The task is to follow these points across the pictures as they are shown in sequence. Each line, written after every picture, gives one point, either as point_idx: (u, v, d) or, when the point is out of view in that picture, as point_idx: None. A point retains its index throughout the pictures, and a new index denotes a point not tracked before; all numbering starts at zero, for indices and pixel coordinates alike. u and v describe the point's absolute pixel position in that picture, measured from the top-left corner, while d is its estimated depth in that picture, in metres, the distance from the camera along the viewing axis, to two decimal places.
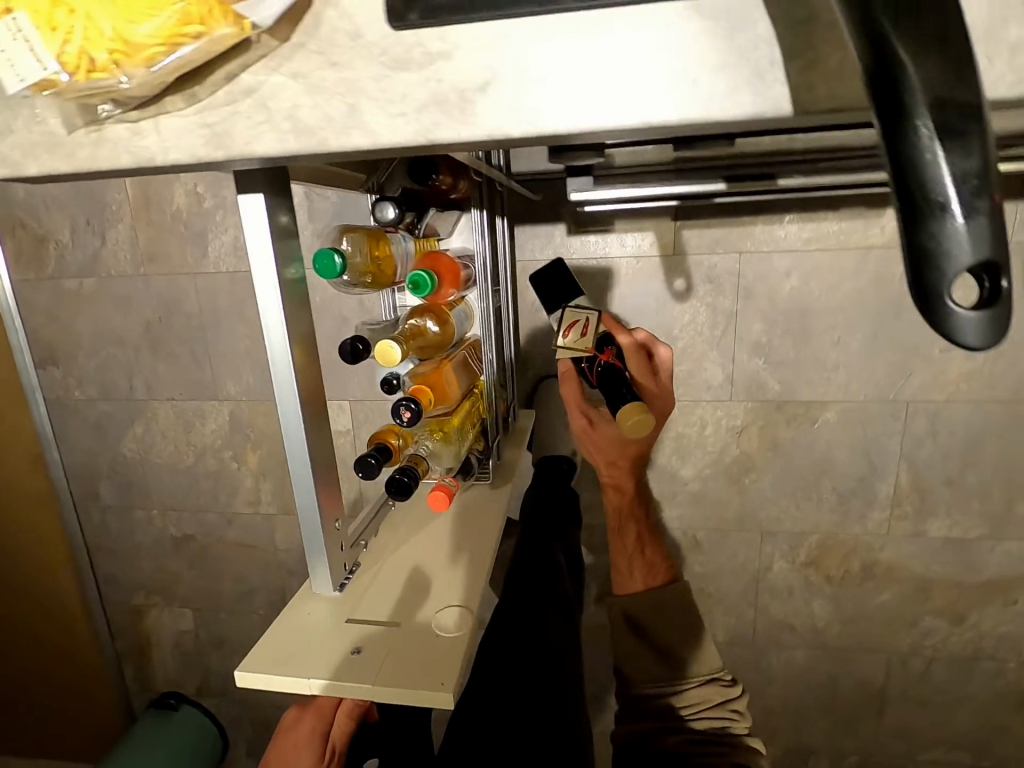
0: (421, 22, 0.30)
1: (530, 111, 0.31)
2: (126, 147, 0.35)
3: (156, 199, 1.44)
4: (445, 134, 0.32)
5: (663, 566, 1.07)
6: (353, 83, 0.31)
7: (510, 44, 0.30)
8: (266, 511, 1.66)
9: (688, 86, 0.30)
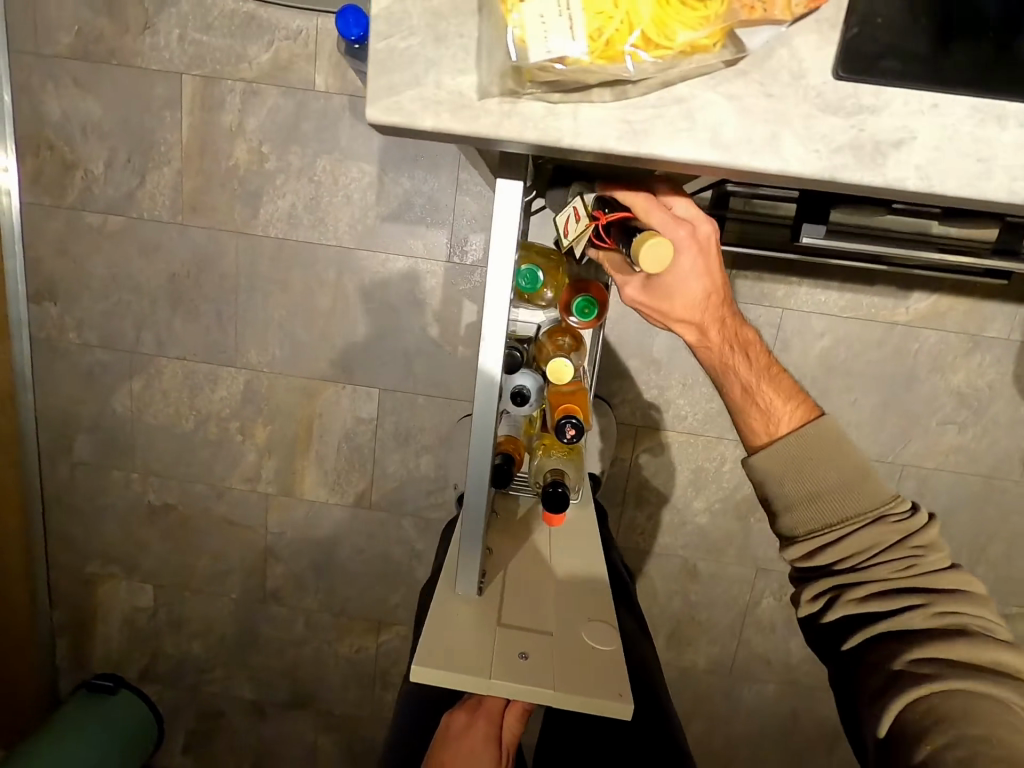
0: (864, 84, 0.48)
1: (920, 168, 0.49)
2: (557, 121, 0.50)
3: (213, 150, 1.37)
4: (848, 170, 0.49)
5: (785, 395, 0.81)
6: (785, 115, 0.48)
7: (920, 119, 0.48)
8: (264, 490, 1.58)
9: (993, 177, 0.49)
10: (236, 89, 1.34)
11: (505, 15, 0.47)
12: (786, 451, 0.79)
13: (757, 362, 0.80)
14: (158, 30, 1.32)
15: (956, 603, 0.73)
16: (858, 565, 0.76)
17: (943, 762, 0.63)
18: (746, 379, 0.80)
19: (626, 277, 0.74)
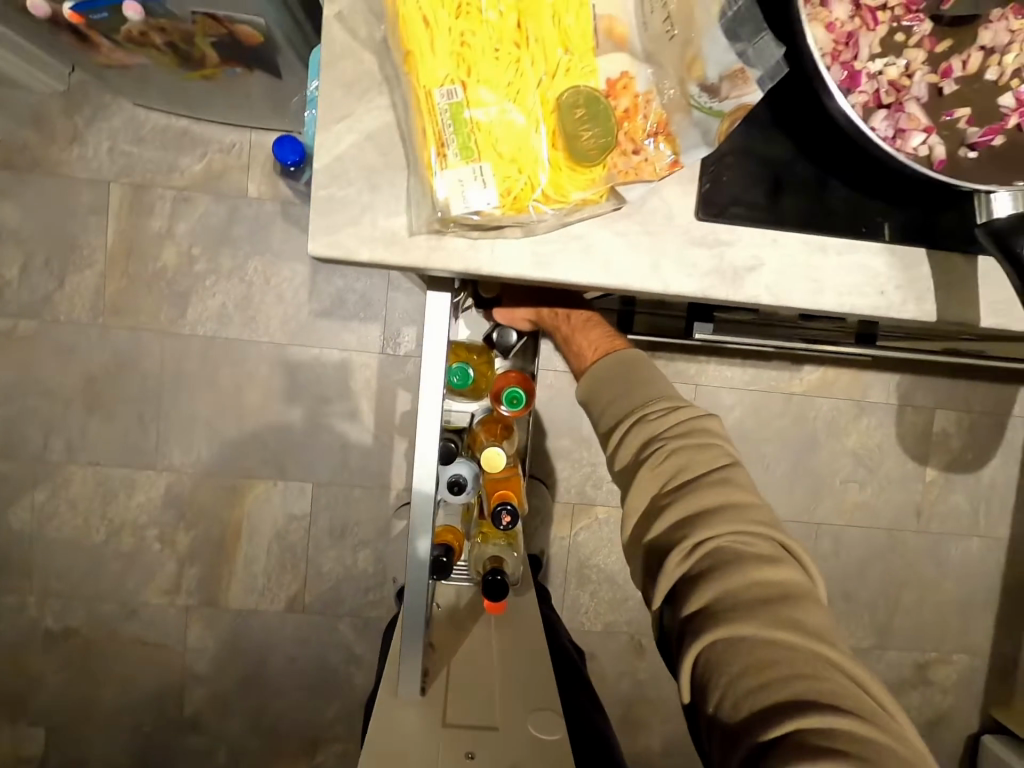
0: (721, 223, 0.58)
1: (769, 288, 0.59)
2: (474, 254, 0.56)
3: (141, 253, 1.38)
4: (714, 291, 0.58)
5: (600, 341, 0.81)
6: (663, 248, 0.57)
7: (768, 249, 0.59)
8: (183, 604, 1.46)
9: (835, 292, 0.59)
10: (166, 196, 1.38)
11: (429, 178, 0.51)
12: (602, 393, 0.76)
13: (586, 334, 0.83)
14: (87, 142, 1.35)
15: (741, 527, 0.59)
16: (648, 509, 0.64)
17: (720, 726, 0.52)
18: (567, 330, 0.84)
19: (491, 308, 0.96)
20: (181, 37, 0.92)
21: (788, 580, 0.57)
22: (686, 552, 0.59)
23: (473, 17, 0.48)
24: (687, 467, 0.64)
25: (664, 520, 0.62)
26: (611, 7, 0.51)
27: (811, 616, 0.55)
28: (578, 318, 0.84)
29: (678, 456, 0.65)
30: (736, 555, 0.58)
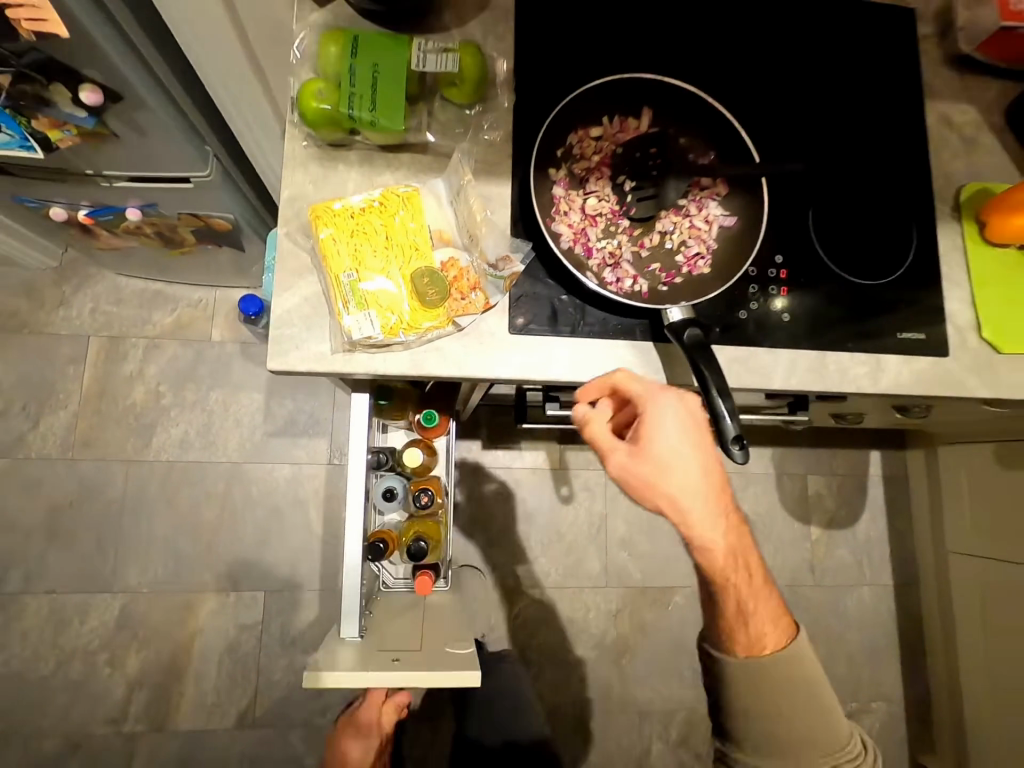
0: (547, 325, 0.70)
1: (596, 371, 0.70)
2: (365, 364, 0.66)
3: (113, 393, 1.59)
4: (553, 376, 0.69)
5: (774, 616, 0.64)
6: (508, 345, 0.69)
7: (590, 339, 0.71)
8: (129, 731, 1.47)
9: (649, 368, 0.72)
10: (139, 344, 1.62)
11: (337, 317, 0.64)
12: (756, 671, 0.62)
13: (738, 527, 0.60)
14: (72, 305, 1.61)
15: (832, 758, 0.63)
16: (769, 741, 0.63)
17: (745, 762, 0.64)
18: (744, 601, 0.61)
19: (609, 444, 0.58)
20: (166, 228, 1.22)
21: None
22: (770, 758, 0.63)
23: (357, 234, 0.64)
24: (809, 712, 0.63)
25: (772, 744, 0.63)
26: (440, 220, 0.67)
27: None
28: (754, 573, 0.62)
29: (781, 709, 0.63)
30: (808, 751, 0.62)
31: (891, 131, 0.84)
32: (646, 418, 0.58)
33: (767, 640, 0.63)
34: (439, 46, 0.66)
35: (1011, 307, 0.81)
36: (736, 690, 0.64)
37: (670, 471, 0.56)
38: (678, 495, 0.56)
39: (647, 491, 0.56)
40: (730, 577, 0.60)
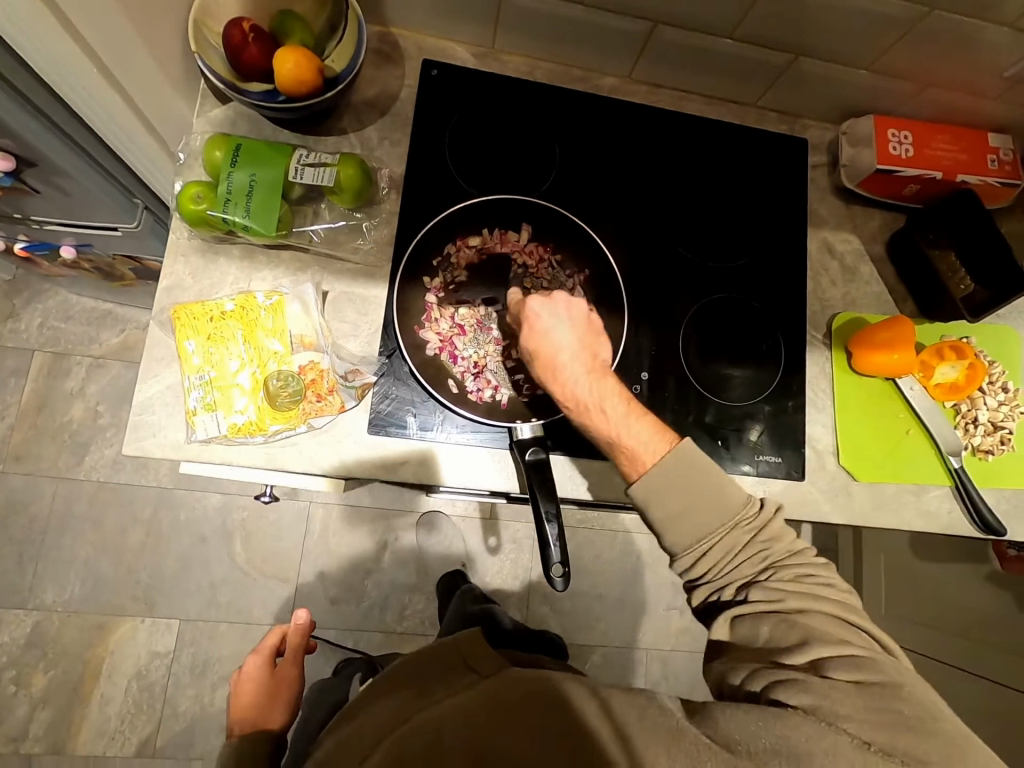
0: (394, 428, 0.72)
1: (437, 474, 0.73)
2: (217, 453, 0.69)
3: (53, 408, 1.49)
4: (396, 474, 0.72)
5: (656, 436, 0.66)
6: (356, 443, 0.72)
7: (435, 442, 0.73)
8: (26, 753, 1.37)
9: (490, 473, 0.74)
10: (83, 362, 1.52)
11: (189, 417, 0.67)
12: (648, 492, 0.65)
13: (611, 392, 0.67)
14: (21, 318, 1.51)
15: (735, 526, 0.64)
16: (671, 530, 0.64)
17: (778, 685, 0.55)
18: (612, 430, 0.66)
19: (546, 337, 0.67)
20: (103, 263, 1.22)
21: (778, 559, 0.63)
22: (691, 554, 0.64)
23: (216, 337, 0.69)
24: (704, 502, 0.64)
25: (679, 524, 0.64)
26: (303, 326, 0.72)
27: (801, 565, 0.63)
28: (619, 405, 0.66)
29: (678, 488, 0.64)
30: (732, 565, 0.64)
31: (770, 255, 0.88)
32: (523, 311, 0.67)
33: (651, 449, 0.66)
34: (318, 160, 0.71)
35: (871, 436, 0.84)
36: (643, 518, 0.66)
37: (557, 349, 0.66)
38: (555, 370, 0.66)
39: (546, 373, 0.67)
40: (596, 419, 0.66)
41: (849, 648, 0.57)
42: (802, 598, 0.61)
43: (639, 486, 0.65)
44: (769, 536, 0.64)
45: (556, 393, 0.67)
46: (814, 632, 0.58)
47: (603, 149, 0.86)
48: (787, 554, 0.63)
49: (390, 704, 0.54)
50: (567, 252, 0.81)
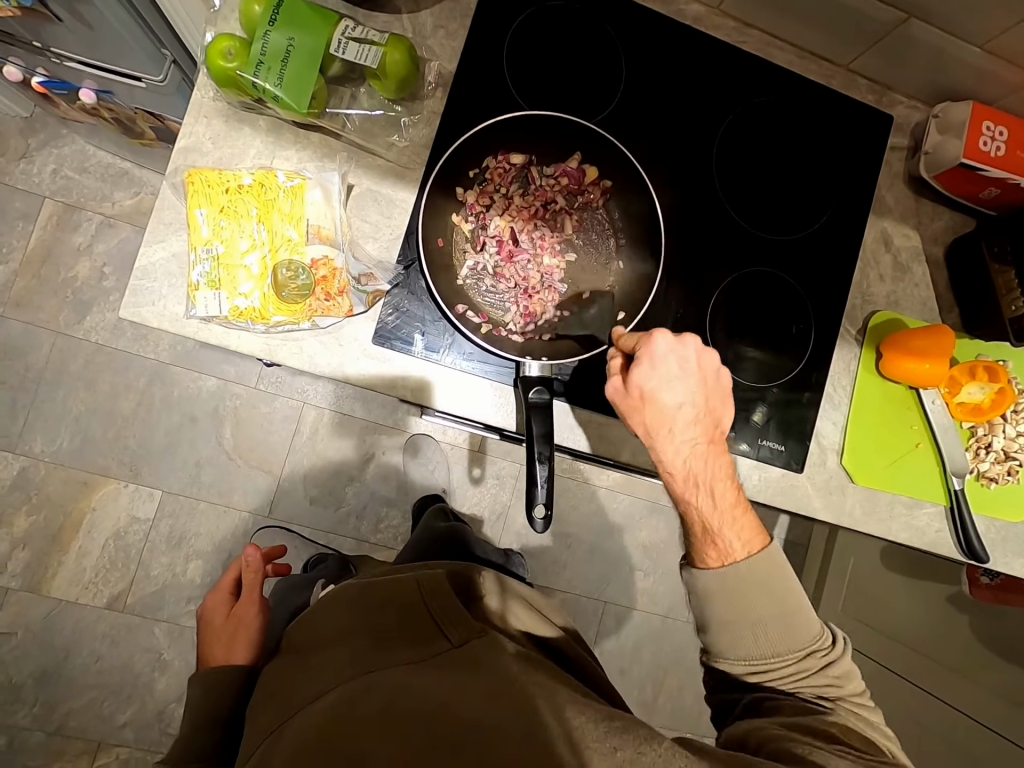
0: (397, 344, 0.70)
1: (434, 396, 0.71)
2: (216, 333, 0.66)
3: (58, 261, 1.45)
4: (392, 389, 0.70)
5: (745, 529, 0.65)
6: (355, 350, 0.69)
7: (437, 365, 0.71)
8: (3, 587, 1.41)
9: (489, 409, 0.72)
10: (93, 219, 1.46)
11: (192, 292, 0.65)
12: (720, 582, 0.63)
13: (719, 477, 0.65)
14: (34, 160, 1.44)
15: (807, 647, 0.63)
16: (728, 622, 0.63)
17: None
18: (708, 519, 0.64)
19: (659, 397, 0.64)
20: (124, 116, 1.15)
21: (843, 692, 0.61)
22: (747, 650, 0.62)
23: (229, 210, 0.66)
24: (772, 597, 0.63)
25: (739, 622, 0.63)
26: (322, 216, 0.68)
27: (857, 697, 0.61)
28: (722, 495, 0.65)
29: (753, 592, 0.63)
30: (783, 670, 0.62)
31: (823, 236, 0.83)
32: (639, 363, 0.64)
33: (739, 549, 0.64)
34: (364, 36, 0.65)
35: (879, 444, 0.82)
36: (703, 602, 0.64)
37: (673, 416, 0.64)
38: (665, 434, 0.64)
39: (658, 438, 0.64)
40: (693, 498, 0.65)
41: (871, 754, 0.57)
42: (848, 717, 0.59)
43: (713, 575, 0.64)
44: (839, 672, 0.62)
45: (661, 459, 0.65)
46: (841, 730, 0.58)
47: (672, 83, 0.79)
48: (846, 683, 0.62)
49: (355, 635, 0.62)
50: (609, 188, 0.76)
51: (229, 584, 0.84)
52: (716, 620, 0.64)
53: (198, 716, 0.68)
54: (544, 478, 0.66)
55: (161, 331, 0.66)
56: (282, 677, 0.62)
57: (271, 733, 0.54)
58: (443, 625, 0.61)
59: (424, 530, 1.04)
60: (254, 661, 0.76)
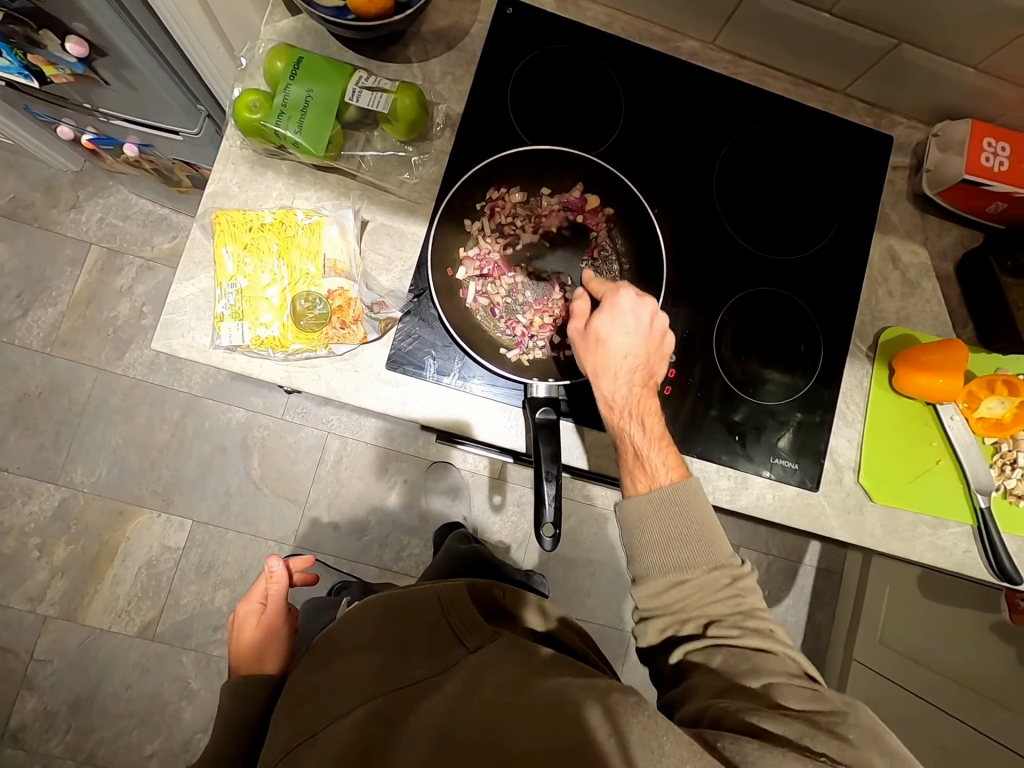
0: (407, 370, 0.72)
1: (445, 418, 0.73)
2: (240, 361, 0.70)
3: (101, 303, 1.54)
4: (403, 411, 0.73)
5: (671, 455, 0.69)
6: (369, 374, 0.72)
7: (447, 388, 0.73)
8: (42, 614, 1.46)
9: (500, 433, 0.74)
10: (135, 263, 1.56)
11: (218, 324, 0.69)
12: (644, 507, 0.67)
13: (650, 411, 0.70)
14: (82, 210, 1.55)
15: (711, 563, 0.65)
16: (658, 553, 0.66)
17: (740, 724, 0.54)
18: (639, 445, 0.69)
19: (613, 345, 0.69)
20: (164, 167, 1.24)
21: (745, 605, 0.65)
22: (668, 574, 0.65)
23: (252, 247, 0.71)
24: (689, 533, 0.66)
25: (662, 547, 0.66)
26: (338, 251, 0.72)
27: (757, 611, 0.65)
28: (650, 425, 0.69)
29: (669, 508, 0.66)
30: (707, 603, 0.65)
31: (827, 253, 0.84)
32: (602, 312, 0.69)
33: (664, 474, 0.68)
34: (377, 85, 0.70)
35: (896, 462, 0.81)
36: (633, 532, 0.67)
37: (617, 355, 0.69)
38: (607, 373, 0.69)
39: (598, 372, 0.70)
40: (628, 426, 0.69)
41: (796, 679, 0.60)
42: (757, 638, 0.62)
43: (640, 499, 0.68)
44: (743, 585, 0.66)
45: (601, 393, 0.69)
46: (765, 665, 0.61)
47: (670, 114, 0.82)
48: (750, 595, 0.65)
49: (377, 649, 0.62)
50: (609, 215, 0.80)
51: (259, 596, 0.81)
52: (643, 553, 0.67)
53: (226, 730, 0.69)
54: (556, 494, 0.67)
55: (189, 360, 0.70)
56: (305, 689, 0.61)
57: (299, 746, 0.55)
58: (461, 636, 0.63)
59: (444, 554, 1.06)
60: (283, 670, 0.79)
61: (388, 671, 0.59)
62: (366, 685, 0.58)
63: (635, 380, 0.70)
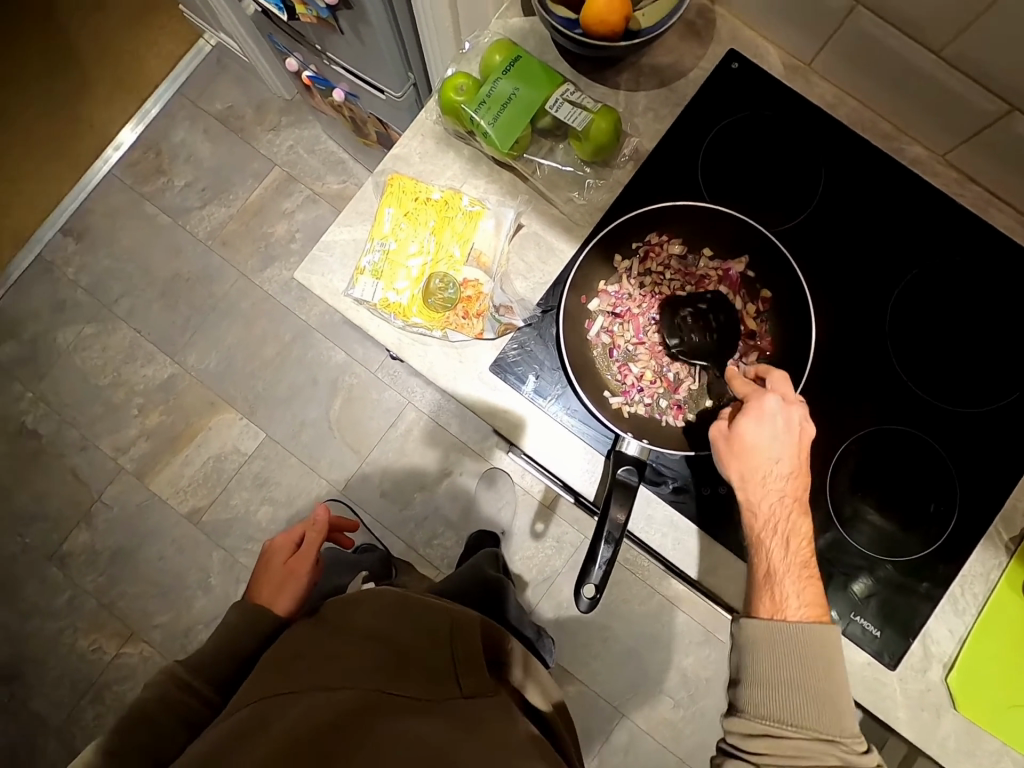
0: (506, 379, 0.72)
1: (525, 437, 0.72)
2: (361, 314, 0.73)
3: (265, 218, 1.69)
4: (489, 416, 0.72)
5: (812, 589, 0.61)
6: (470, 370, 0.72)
7: (538, 409, 0.72)
8: (120, 465, 1.62)
9: (575, 475, 0.72)
10: (304, 191, 1.69)
11: (357, 275, 0.72)
12: (766, 638, 0.59)
13: (799, 533, 0.62)
14: (279, 134, 1.71)
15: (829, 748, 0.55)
16: (770, 688, 0.58)
17: None
18: (774, 566, 0.61)
19: (763, 448, 0.63)
20: (359, 118, 1.33)
21: None
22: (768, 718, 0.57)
23: (412, 216, 0.73)
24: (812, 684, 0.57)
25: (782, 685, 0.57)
26: (487, 244, 0.74)
27: None
28: (794, 547, 0.62)
29: (791, 648, 0.58)
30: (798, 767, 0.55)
31: (995, 417, 0.74)
32: (748, 412, 0.63)
33: (797, 608, 0.60)
34: (580, 101, 0.71)
35: (999, 677, 0.69)
36: (747, 655, 0.60)
37: (765, 462, 0.63)
38: (754, 480, 0.63)
39: (741, 477, 0.64)
40: (767, 543, 0.62)
41: None
42: None
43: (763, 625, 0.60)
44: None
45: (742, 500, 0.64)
46: None
47: (866, 216, 0.75)
48: None
49: (376, 643, 0.62)
50: (767, 297, 0.74)
51: (297, 535, 0.84)
52: (758, 676, 0.59)
53: (227, 640, 0.70)
54: (609, 558, 0.64)
55: (319, 296, 0.73)
56: (303, 642, 0.62)
57: (276, 696, 0.56)
58: (458, 672, 0.60)
59: (469, 566, 1.04)
60: (291, 617, 0.76)
61: (377, 670, 0.59)
62: (356, 673, 0.58)
63: (780, 494, 0.63)
